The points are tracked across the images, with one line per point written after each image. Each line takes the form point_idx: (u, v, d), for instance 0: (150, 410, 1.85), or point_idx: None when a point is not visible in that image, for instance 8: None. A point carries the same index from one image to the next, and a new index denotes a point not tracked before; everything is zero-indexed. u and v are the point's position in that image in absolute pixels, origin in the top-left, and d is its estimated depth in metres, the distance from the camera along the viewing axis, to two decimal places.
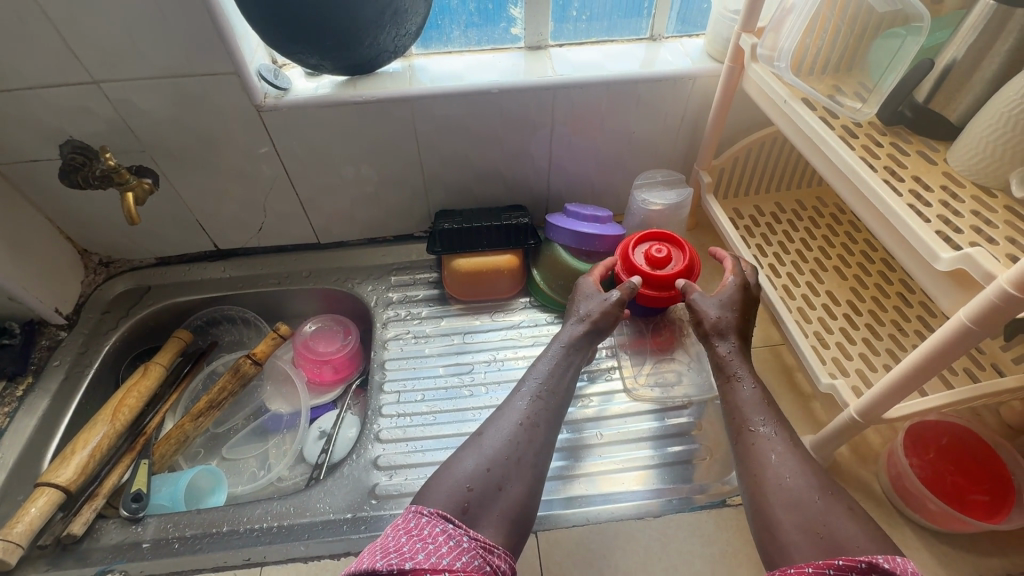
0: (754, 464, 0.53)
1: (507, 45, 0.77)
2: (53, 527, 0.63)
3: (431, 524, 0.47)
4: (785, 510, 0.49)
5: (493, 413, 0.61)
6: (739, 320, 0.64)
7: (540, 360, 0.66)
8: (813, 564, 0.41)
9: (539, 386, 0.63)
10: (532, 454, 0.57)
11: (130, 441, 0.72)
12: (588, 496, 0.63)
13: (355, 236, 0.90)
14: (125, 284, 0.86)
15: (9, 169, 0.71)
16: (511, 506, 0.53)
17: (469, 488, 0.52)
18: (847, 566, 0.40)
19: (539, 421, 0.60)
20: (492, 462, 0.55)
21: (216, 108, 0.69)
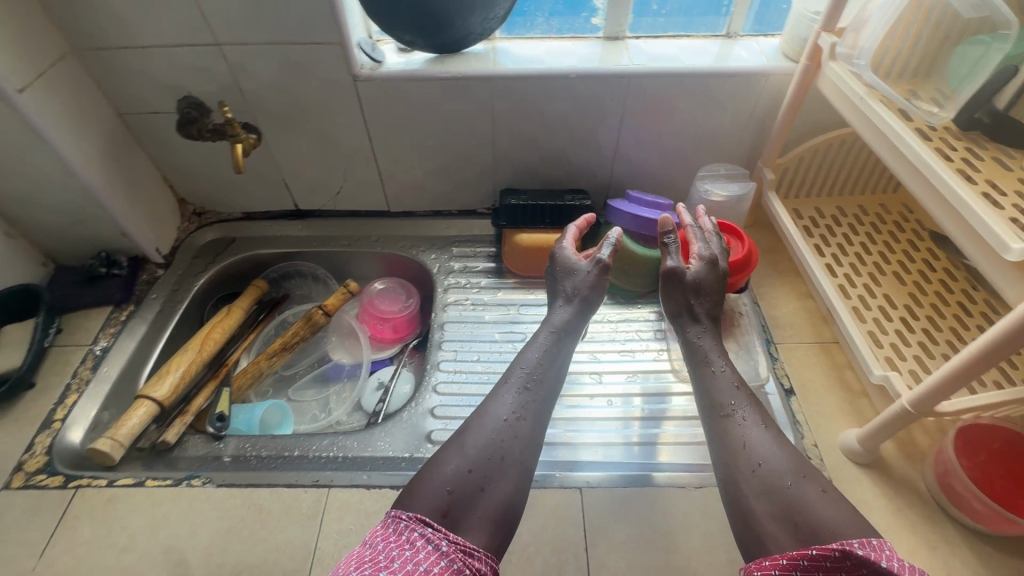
0: (727, 437, 0.56)
1: (586, 35, 0.81)
2: (148, 435, 0.71)
3: (409, 529, 0.47)
4: (761, 487, 0.51)
5: (476, 411, 0.61)
6: (713, 303, 0.68)
7: (528, 350, 0.67)
8: (787, 559, 0.43)
9: (529, 380, 0.64)
10: (517, 451, 0.58)
11: (214, 370, 0.79)
12: (565, 460, 0.66)
13: (422, 207, 0.95)
14: (214, 234, 0.94)
15: (132, 119, 0.80)
16: (493, 506, 0.53)
17: (449, 491, 0.52)
18: (819, 555, 0.40)
19: (524, 415, 0.61)
20: (473, 462, 0.55)
21: (316, 76, 0.75)
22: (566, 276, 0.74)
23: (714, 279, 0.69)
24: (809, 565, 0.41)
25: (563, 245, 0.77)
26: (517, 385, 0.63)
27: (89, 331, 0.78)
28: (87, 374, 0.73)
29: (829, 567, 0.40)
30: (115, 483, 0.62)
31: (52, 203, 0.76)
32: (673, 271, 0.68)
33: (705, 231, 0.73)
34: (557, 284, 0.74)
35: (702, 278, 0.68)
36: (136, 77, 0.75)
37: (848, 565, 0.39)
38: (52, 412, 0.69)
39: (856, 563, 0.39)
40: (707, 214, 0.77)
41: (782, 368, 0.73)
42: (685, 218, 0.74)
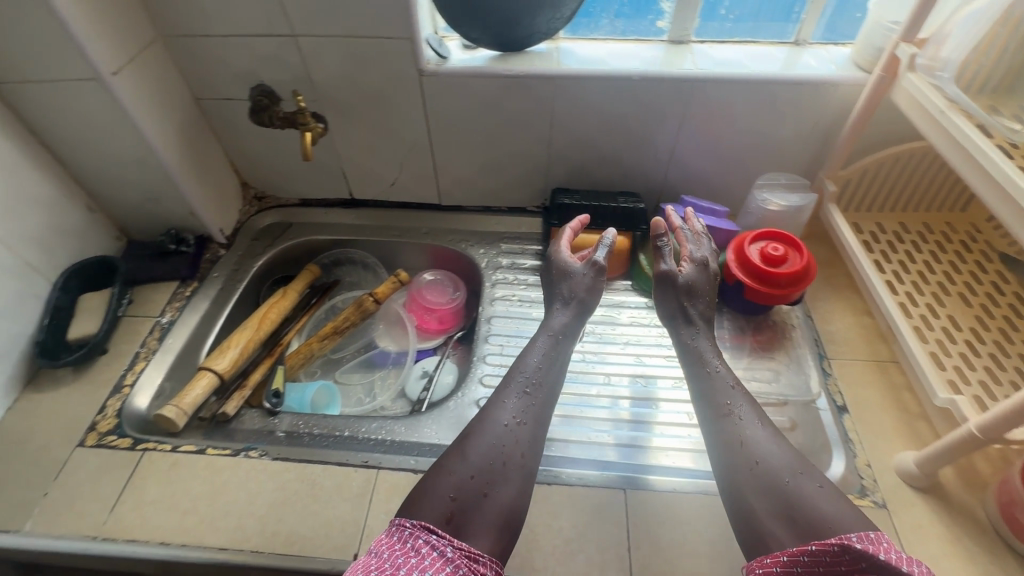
0: (729, 433, 0.56)
1: (650, 37, 0.81)
2: (209, 406, 0.74)
3: (414, 536, 0.48)
4: (763, 488, 0.52)
5: (477, 416, 0.61)
6: (707, 306, 0.68)
7: (528, 355, 0.66)
8: (788, 553, 0.46)
9: (531, 385, 0.63)
10: (519, 455, 0.57)
11: (270, 348, 0.83)
12: (562, 455, 0.67)
13: (473, 202, 0.97)
14: (273, 218, 0.98)
15: (207, 104, 0.83)
16: (498, 508, 0.54)
17: (452, 497, 0.53)
18: (819, 551, 0.43)
19: (525, 419, 0.60)
20: (474, 467, 0.55)
21: (383, 69, 0.77)
22: (566, 278, 0.73)
23: (706, 280, 0.69)
24: (809, 561, 0.44)
25: (558, 247, 0.76)
26: (517, 389, 0.63)
27: (156, 304, 0.82)
28: (154, 344, 0.77)
29: (829, 562, 0.43)
30: (179, 449, 0.66)
31: (130, 181, 0.80)
32: (666, 275, 0.68)
33: (697, 234, 0.74)
34: (557, 286, 0.72)
35: (696, 281, 0.68)
36: (215, 64, 0.78)
37: (847, 560, 0.42)
38: (122, 378, 0.73)
39: (854, 558, 0.41)
40: (698, 218, 0.78)
41: (835, 385, 0.71)
42: (676, 220, 0.75)
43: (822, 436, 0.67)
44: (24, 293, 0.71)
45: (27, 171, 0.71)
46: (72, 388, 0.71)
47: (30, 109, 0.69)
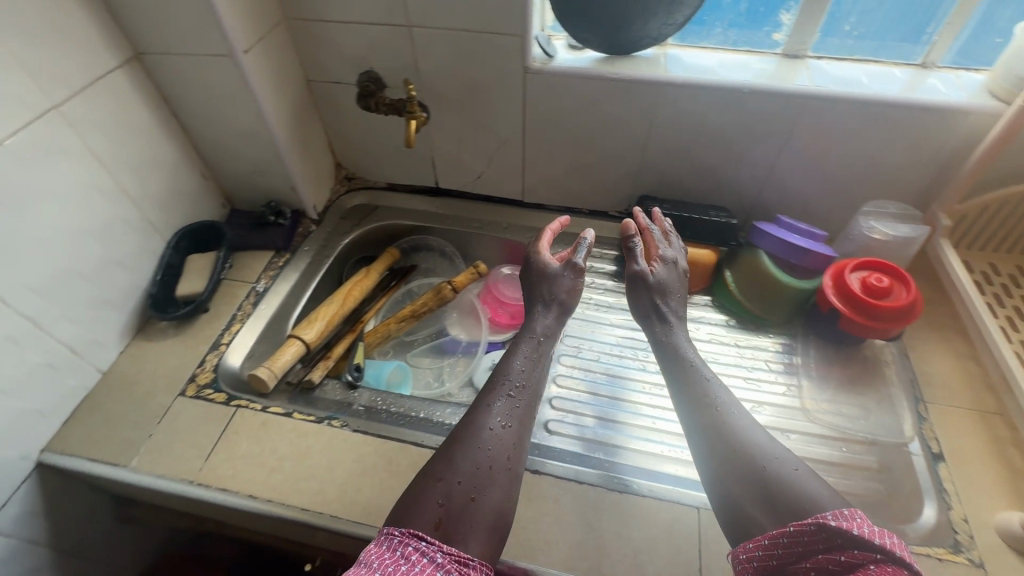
0: (707, 420, 0.56)
1: (763, 50, 0.79)
2: (294, 372, 0.78)
3: (403, 544, 0.46)
4: (744, 478, 0.51)
5: (463, 420, 0.59)
6: (680, 303, 0.69)
7: (513, 360, 0.65)
8: (768, 536, 0.46)
9: (517, 387, 0.62)
10: (505, 458, 0.56)
11: (351, 324, 0.86)
12: (603, 459, 0.68)
13: (555, 202, 0.97)
14: (361, 199, 1.01)
15: (317, 86, 0.87)
16: (490, 509, 0.52)
17: (439, 503, 0.51)
18: (795, 531, 0.44)
19: (511, 422, 0.59)
20: (460, 473, 0.53)
21: (489, 63, 0.78)
22: (549, 281, 0.72)
23: (675, 278, 0.71)
24: (784, 540, 0.45)
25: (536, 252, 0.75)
26: (502, 393, 0.61)
27: (253, 270, 0.86)
28: (249, 308, 0.81)
29: (806, 541, 0.44)
30: (268, 409, 0.69)
31: (241, 153, 0.84)
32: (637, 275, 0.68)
33: (665, 234, 0.75)
34: (538, 289, 0.72)
35: (667, 279, 0.69)
36: (331, 48, 0.82)
37: (822, 537, 0.43)
38: (220, 336, 0.77)
39: (830, 535, 0.43)
40: (664, 218, 0.80)
41: (932, 430, 0.67)
42: (644, 220, 0.76)
43: (913, 482, 0.63)
44: (143, 249, 0.76)
45: (156, 136, 0.77)
46: (176, 342, 0.76)
47: (166, 79, 0.75)
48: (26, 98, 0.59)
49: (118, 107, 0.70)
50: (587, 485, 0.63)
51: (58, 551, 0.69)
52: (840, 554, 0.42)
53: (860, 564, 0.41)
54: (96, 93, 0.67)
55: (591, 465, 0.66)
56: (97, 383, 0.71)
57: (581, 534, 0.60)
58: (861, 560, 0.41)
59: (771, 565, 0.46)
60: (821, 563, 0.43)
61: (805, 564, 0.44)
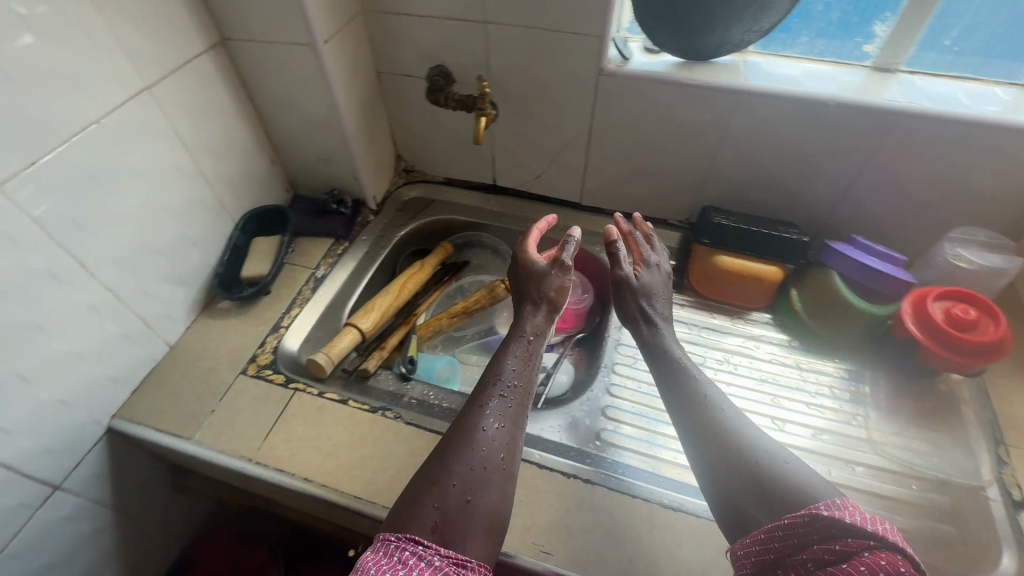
0: (699, 421, 0.56)
1: (851, 62, 0.75)
2: (349, 360, 0.79)
3: (400, 548, 0.46)
4: (744, 476, 0.51)
5: (456, 422, 0.58)
6: (665, 306, 0.69)
7: (506, 359, 0.64)
8: (763, 530, 0.47)
9: (510, 387, 0.62)
10: (500, 458, 0.56)
11: (404, 317, 0.86)
12: (657, 474, 0.66)
13: (614, 207, 0.96)
14: (418, 192, 1.02)
15: (387, 78, 0.88)
16: (489, 508, 0.53)
17: (435, 506, 0.51)
18: (789, 523, 0.45)
19: (504, 421, 0.58)
20: (455, 475, 0.53)
21: (564, 63, 0.77)
22: (540, 280, 0.72)
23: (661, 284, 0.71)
24: (779, 533, 0.46)
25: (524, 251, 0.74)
26: (494, 393, 0.61)
27: (313, 256, 0.88)
28: (308, 293, 0.83)
29: (801, 533, 0.45)
30: (324, 395, 0.71)
31: (310, 140, 0.86)
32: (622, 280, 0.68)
33: (649, 237, 0.76)
34: (528, 286, 0.71)
35: (652, 284, 0.70)
36: (406, 42, 0.82)
37: (817, 528, 0.44)
38: (280, 319, 0.79)
39: (825, 526, 0.44)
40: (647, 222, 0.80)
41: (1013, 476, 0.63)
42: (627, 225, 0.76)
43: (990, 530, 0.60)
44: (214, 228, 0.79)
45: (233, 120, 0.79)
46: (239, 321, 0.78)
47: (247, 65, 0.77)
48: (123, 79, 0.61)
49: (202, 90, 0.72)
50: (640, 498, 0.62)
51: (119, 513, 0.72)
52: (834, 543, 0.43)
53: (854, 551, 0.42)
54: (184, 76, 0.69)
55: (644, 480, 0.65)
56: (164, 356, 0.74)
57: (630, 550, 0.58)
58: (855, 546, 0.42)
59: (768, 560, 0.46)
60: (816, 554, 0.44)
61: (802, 556, 0.44)
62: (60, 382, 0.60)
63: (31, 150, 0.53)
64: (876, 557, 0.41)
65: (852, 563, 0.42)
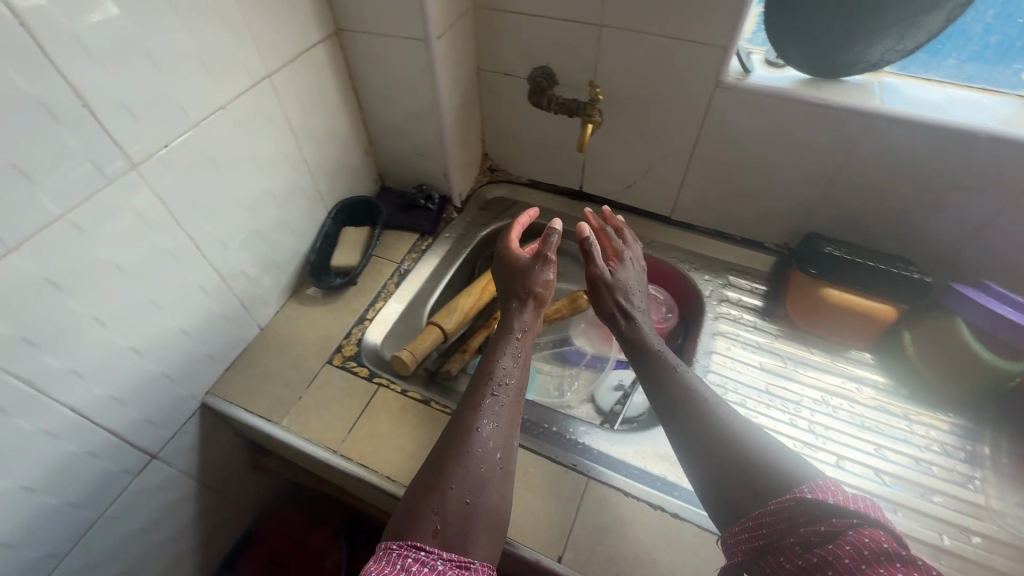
0: (696, 432, 0.55)
1: (1003, 90, 0.68)
2: (430, 360, 0.78)
3: (401, 556, 0.46)
4: (741, 488, 0.50)
5: (451, 424, 0.58)
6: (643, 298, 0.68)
7: (500, 358, 0.63)
8: (752, 518, 0.48)
9: (502, 385, 0.61)
10: (496, 460, 0.56)
11: (483, 319, 0.85)
12: None
13: (707, 224, 0.91)
14: (501, 192, 1.01)
15: (487, 75, 0.87)
16: (490, 508, 0.53)
17: (434, 511, 0.51)
18: (776, 507, 0.47)
19: (498, 421, 0.58)
20: (453, 478, 0.53)
21: (680, 73, 0.73)
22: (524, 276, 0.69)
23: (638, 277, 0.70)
24: (766, 518, 0.47)
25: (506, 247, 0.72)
26: (486, 391, 0.60)
27: (398, 250, 0.88)
28: (392, 287, 0.83)
29: (786, 517, 0.46)
30: (406, 394, 0.70)
31: (406, 134, 0.86)
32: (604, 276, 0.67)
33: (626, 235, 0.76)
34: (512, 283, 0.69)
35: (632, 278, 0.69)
36: (513, 40, 0.80)
37: (802, 509, 0.45)
38: (365, 311, 0.79)
39: (809, 507, 0.45)
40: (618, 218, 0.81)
41: None
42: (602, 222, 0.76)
43: None
44: (310, 216, 0.80)
45: (337, 110, 0.79)
46: (327, 309, 0.79)
47: (357, 56, 0.77)
48: (249, 66, 0.61)
49: (314, 80, 0.73)
50: None
51: (201, 484, 0.75)
52: (820, 524, 0.44)
53: (840, 531, 0.43)
54: (300, 65, 0.69)
55: None
56: (255, 337, 0.76)
57: None
58: (841, 526, 0.43)
59: (758, 546, 0.47)
60: (804, 537, 0.44)
61: (790, 539, 0.45)
62: (167, 357, 0.62)
63: (166, 133, 0.54)
64: (860, 535, 0.42)
65: (836, 542, 0.42)
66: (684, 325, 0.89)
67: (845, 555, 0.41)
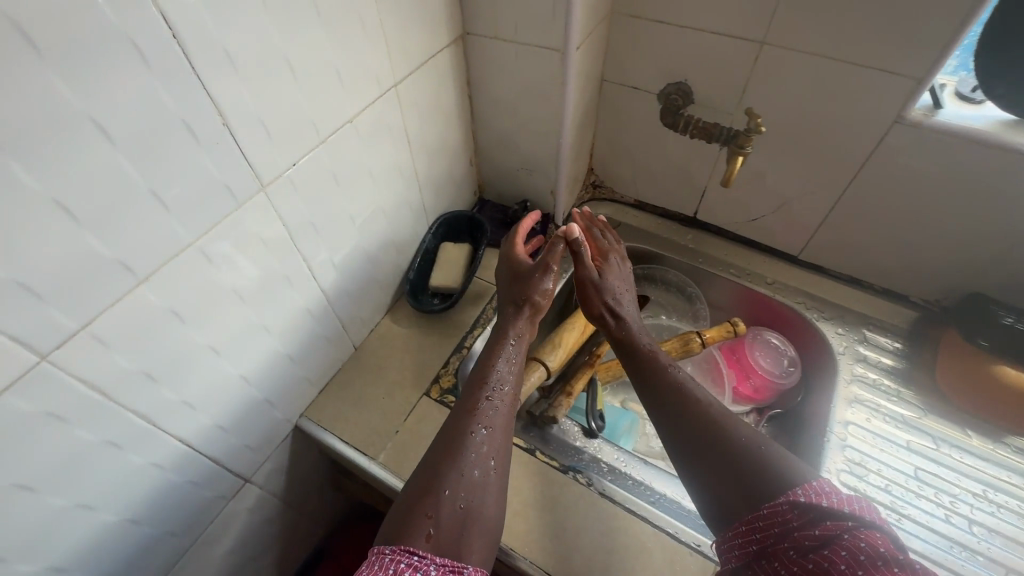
0: (694, 451, 0.52)
1: None
2: (533, 402, 0.72)
3: (394, 561, 0.43)
4: (739, 496, 0.47)
5: (445, 430, 0.56)
6: (629, 297, 0.69)
7: (496, 363, 0.61)
8: (745, 522, 0.46)
9: (498, 389, 0.59)
10: (492, 465, 0.53)
11: (586, 354, 0.78)
12: None
13: (841, 268, 0.82)
14: (604, 212, 0.94)
15: (611, 88, 0.79)
16: (488, 511, 0.50)
17: (428, 515, 0.48)
18: (769, 511, 0.45)
19: (491, 425, 0.56)
20: (447, 480, 0.50)
21: (848, 104, 0.63)
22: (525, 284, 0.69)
23: (625, 276, 0.72)
24: (759, 523, 0.45)
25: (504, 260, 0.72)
26: (481, 395, 0.58)
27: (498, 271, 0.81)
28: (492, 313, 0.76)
29: (780, 522, 0.44)
30: None
31: (516, 147, 0.79)
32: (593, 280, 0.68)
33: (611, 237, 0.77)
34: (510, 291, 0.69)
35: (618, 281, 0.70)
36: (648, 52, 0.72)
37: (795, 514, 0.44)
38: (463, 338, 0.74)
39: (802, 511, 0.44)
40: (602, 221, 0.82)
41: None
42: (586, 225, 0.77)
43: None
44: (412, 230, 0.75)
45: (451, 119, 0.74)
46: (424, 332, 0.74)
47: (480, 63, 0.70)
48: (379, 75, 0.56)
49: (435, 88, 0.67)
50: None
51: (286, 505, 0.72)
52: (814, 528, 0.42)
53: (835, 536, 0.41)
54: (424, 72, 0.63)
55: None
56: (349, 357, 0.72)
57: None
58: (835, 530, 0.41)
59: (752, 550, 0.46)
60: (798, 541, 0.43)
61: (783, 545, 0.43)
62: (269, 383, 0.58)
63: (295, 151, 0.49)
64: (856, 540, 0.40)
65: (831, 547, 0.41)
66: (806, 381, 0.80)
67: (841, 561, 0.40)
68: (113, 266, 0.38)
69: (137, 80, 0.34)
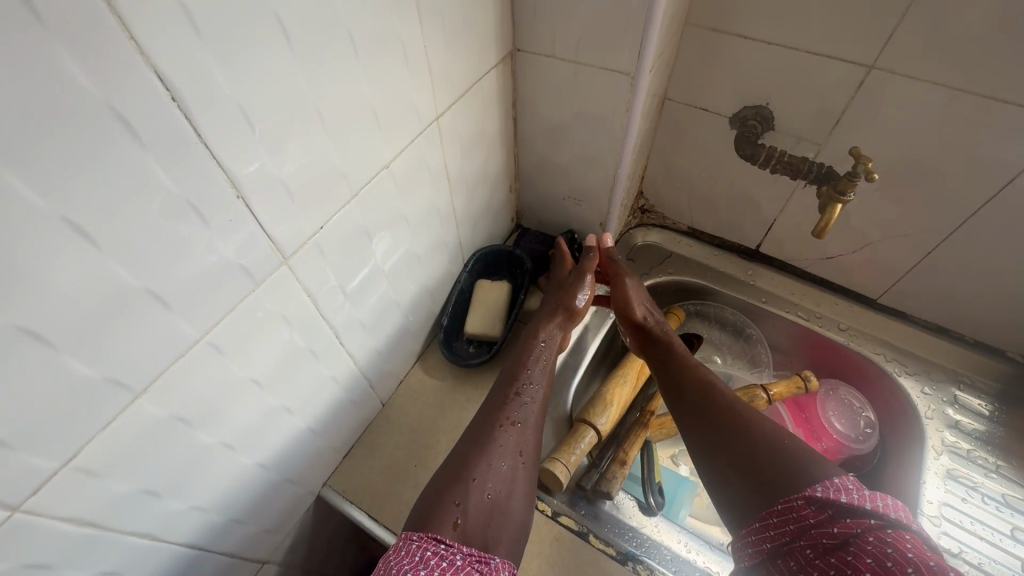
0: (720, 448, 0.49)
1: None
2: (587, 473, 0.63)
3: (421, 547, 0.40)
4: (760, 493, 0.44)
5: (475, 425, 0.53)
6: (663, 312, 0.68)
7: (529, 361, 0.59)
8: (761, 519, 0.43)
9: (529, 387, 0.56)
10: (523, 458, 0.51)
11: (638, 410, 0.69)
12: None
13: (927, 316, 0.72)
14: (654, 240, 0.85)
15: (673, 108, 0.70)
16: (517, 506, 0.47)
17: (456, 503, 0.45)
18: (784, 507, 0.41)
19: (520, 420, 0.53)
20: (476, 469, 0.48)
21: (970, 143, 0.53)
22: (565, 287, 0.66)
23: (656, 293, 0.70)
24: (776, 520, 0.41)
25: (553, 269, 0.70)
26: (512, 391, 0.56)
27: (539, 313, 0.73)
28: None
29: (795, 518, 0.40)
30: (558, 519, 0.59)
31: (564, 175, 0.70)
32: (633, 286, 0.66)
33: None
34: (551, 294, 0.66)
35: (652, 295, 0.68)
36: (724, 71, 0.62)
37: (812, 510, 0.39)
38: None
39: (820, 507, 0.39)
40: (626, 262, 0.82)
41: None
42: None
43: None
44: (447, 270, 0.66)
45: (494, 145, 0.65)
46: (460, 385, 0.67)
47: (529, 82, 0.60)
48: (420, 110, 0.47)
49: (479, 115, 0.58)
50: None
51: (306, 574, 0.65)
52: (832, 526, 0.38)
53: (856, 535, 0.37)
54: (469, 99, 0.54)
55: None
56: (377, 414, 0.64)
57: None
58: (856, 529, 0.37)
59: (766, 550, 0.41)
60: (815, 540, 0.38)
61: (800, 543, 0.39)
62: (289, 462, 0.51)
63: (322, 212, 0.40)
64: (881, 542, 0.36)
65: (853, 548, 0.37)
66: (883, 443, 0.71)
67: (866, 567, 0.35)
68: (99, 387, 0.30)
69: (125, 164, 0.26)
